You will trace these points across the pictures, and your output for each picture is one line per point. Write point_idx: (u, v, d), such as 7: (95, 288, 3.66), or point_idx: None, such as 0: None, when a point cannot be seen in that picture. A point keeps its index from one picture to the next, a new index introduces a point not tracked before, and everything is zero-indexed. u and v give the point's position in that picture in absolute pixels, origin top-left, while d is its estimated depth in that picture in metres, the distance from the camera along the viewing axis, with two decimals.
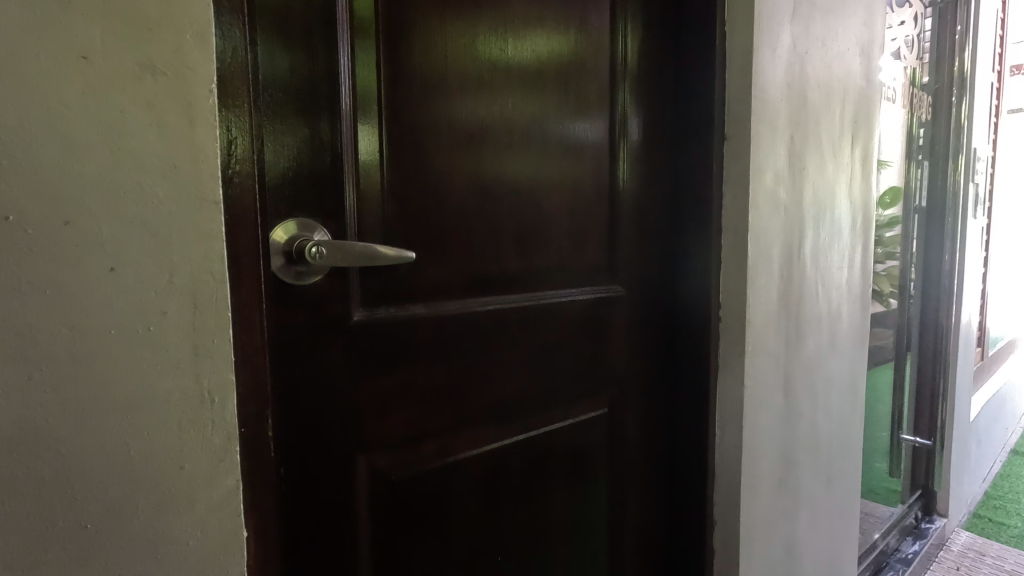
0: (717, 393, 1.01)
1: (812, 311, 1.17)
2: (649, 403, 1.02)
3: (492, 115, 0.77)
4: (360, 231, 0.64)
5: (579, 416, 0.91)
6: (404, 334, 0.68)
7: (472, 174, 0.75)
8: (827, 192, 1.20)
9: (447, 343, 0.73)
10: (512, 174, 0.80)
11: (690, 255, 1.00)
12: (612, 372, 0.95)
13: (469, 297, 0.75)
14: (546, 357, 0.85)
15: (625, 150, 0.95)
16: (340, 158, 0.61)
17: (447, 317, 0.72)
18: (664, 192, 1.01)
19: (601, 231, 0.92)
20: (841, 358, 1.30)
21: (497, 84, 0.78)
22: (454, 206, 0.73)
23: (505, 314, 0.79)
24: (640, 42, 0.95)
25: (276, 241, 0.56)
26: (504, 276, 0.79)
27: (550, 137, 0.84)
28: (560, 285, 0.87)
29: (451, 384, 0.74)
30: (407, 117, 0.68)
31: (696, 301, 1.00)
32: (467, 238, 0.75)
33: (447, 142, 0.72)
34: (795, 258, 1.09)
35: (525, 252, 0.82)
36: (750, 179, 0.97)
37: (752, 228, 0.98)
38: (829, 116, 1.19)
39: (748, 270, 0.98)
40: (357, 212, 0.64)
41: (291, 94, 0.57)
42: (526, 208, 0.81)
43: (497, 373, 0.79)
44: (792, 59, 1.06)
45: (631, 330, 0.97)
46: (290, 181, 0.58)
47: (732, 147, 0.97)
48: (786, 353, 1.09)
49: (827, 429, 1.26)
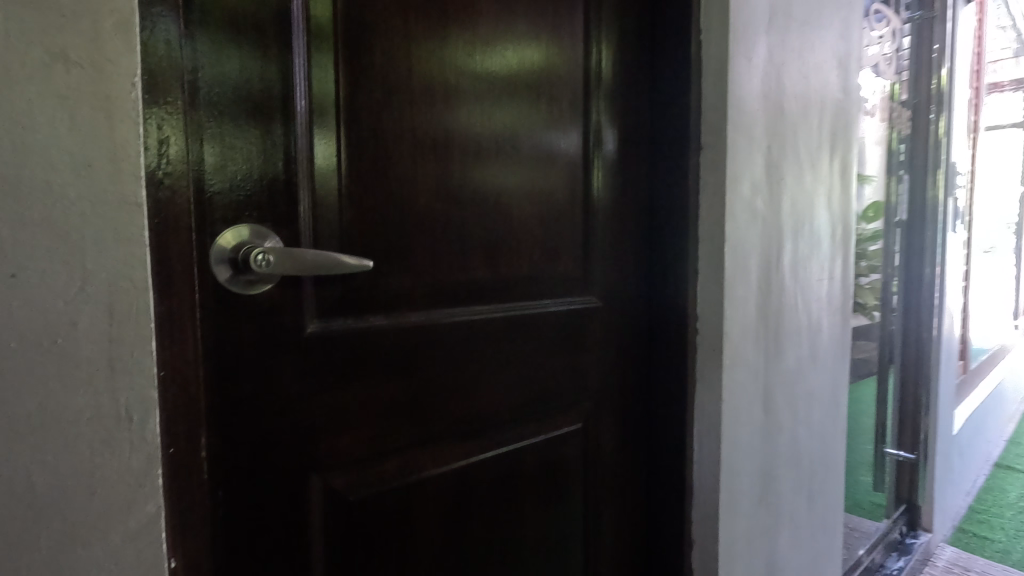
0: (695, 407, 0.98)
1: (792, 323, 1.15)
2: (626, 417, 0.99)
3: (459, 123, 0.75)
4: (316, 239, 0.61)
5: (552, 433, 0.88)
6: (362, 349, 0.65)
7: (437, 181, 0.73)
8: (805, 204, 1.19)
9: (411, 358, 0.70)
10: (480, 182, 0.77)
11: (667, 265, 0.98)
12: (586, 385, 0.92)
13: (434, 309, 0.73)
14: (517, 371, 0.83)
15: (599, 160, 0.93)
16: (294, 162, 0.59)
17: (409, 328, 0.70)
18: (640, 202, 0.99)
19: (574, 242, 0.90)
20: (822, 371, 1.29)
21: (466, 90, 0.76)
22: (418, 213, 0.70)
23: (472, 327, 0.77)
24: (615, 51, 0.94)
25: (223, 245, 0.53)
26: (471, 287, 0.77)
27: (521, 144, 0.82)
28: (531, 296, 0.84)
29: (414, 398, 0.71)
30: (368, 120, 0.65)
31: (672, 311, 0.98)
32: (431, 247, 0.72)
33: (411, 148, 0.70)
34: (774, 270, 1.08)
35: (494, 263, 0.79)
36: (727, 189, 0.96)
37: (727, 239, 0.96)
38: (807, 128, 1.19)
39: (724, 282, 0.96)
40: (313, 218, 0.61)
41: (242, 97, 0.55)
42: (494, 218, 0.79)
43: (465, 387, 0.76)
44: (769, 69, 1.05)
45: (606, 344, 0.95)
46: (236, 186, 0.55)
47: (709, 156, 0.96)
48: (766, 366, 1.06)
49: (809, 442, 1.24)
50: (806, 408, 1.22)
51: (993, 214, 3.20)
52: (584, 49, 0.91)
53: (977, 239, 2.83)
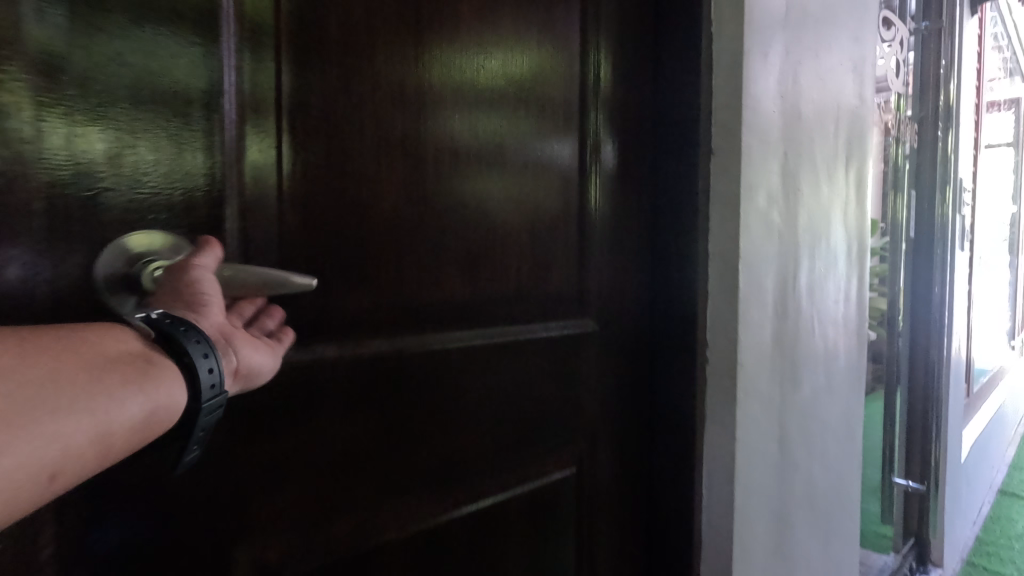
0: (705, 445, 0.86)
1: (808, 350, 1.03)
2: (625, 459, 0.86)
3: (433, 114, 0.64)
4: (246, 253, 0.49)
5: (539, 482, 0.75)
6: (302, 390, 0.53)
7: (405, 185, 0.61)
8: (821, 218, 1.08)
9: (367, 398, 0.58)
10: (456, 187, 0.66)
11: (673, 285, 0.87)
12: (580, 421, 0.80)
13: (399, 339, 0.60)
14: (498, 410, 0.70)
15: (597, 168, 0.82)
16: (218, 156, 0.47)
17: (367, 360, 0.57)
18: (642, 214, 0.88)
19: (566, 258, 0.78)
20: (837, 400, 1.17)
21: (441, 79, 0.64)
22: (381, 220, 0.58)
23: (444, 359, 0.64)
24: (614, 44, 0.84)
25: (130, 253, 0.42)
26: (446, 309, 0.65)
27: (506, 142, 0.71)
28: (517, 322, 0.72)
29: (374, 445, 0.59)
30: (320, 105, 0.53)
31: (678, 337, 0.86)
32: (397, 263, 0.60)
33: (373, 141, 0.58)
34: (790, 290, 0.96)
35: (474, 280, 0.67)
36: (743, 199, 0.84)
37: (742, 256, 0.84)
38: (823, 135, 1.08)
39: (739, 304, 0.84)
40: (243, 225, 0.49)
41: (149, 72, 0.43)
42: (473, 231, 0.67)
43: (437, 428, 0.64)
44: (785, 68, 0.95)
45: (603, 376, 0.83)
46: (138, 184, 0.43)
47: (721, 162, 0.85)
48: (782, 398, 0.95)
49: (825, 481, 1.12)
50: (822, 442, 1.10)
51: (992, 233, 3.14)
52: (580, 42, 0.80)
53: (977, 256, 2.76)
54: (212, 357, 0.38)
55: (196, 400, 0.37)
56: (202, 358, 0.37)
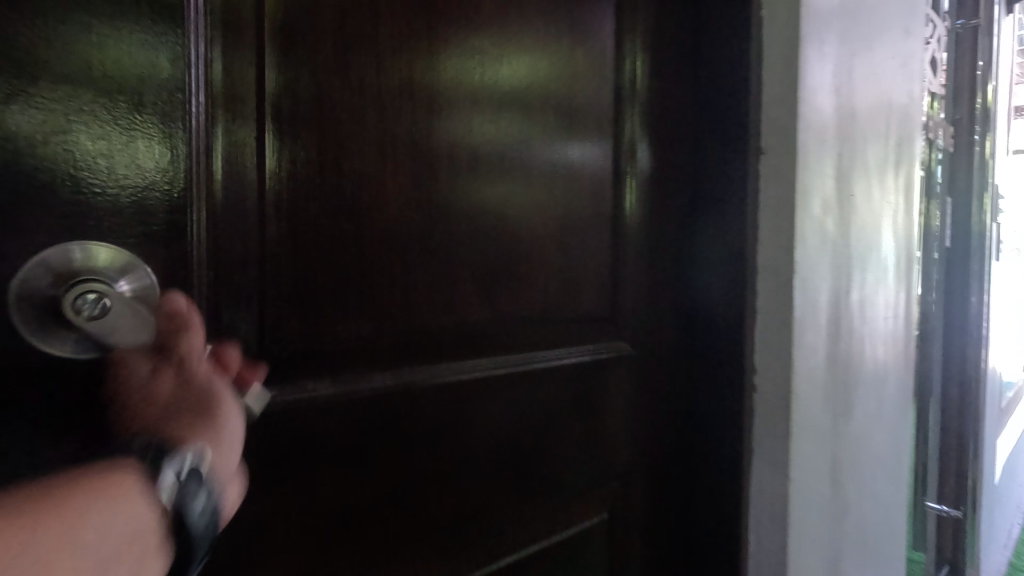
0: (753, 483, 0.75)
1: (860, 375, 0.93)
2: (655, 494, 0.78)
3: (448, 102, 0.54)
4: (217, 275, 0.39)
5: (558, 531, 0.67)
6: (286, 441, 0.43)
7: (415, 191, 0.51)
8: (872, 227, 0.98)
9: (366, 447, 0.48)
10: (474, 194, 0.56)
11: (716, 304, 0.77)
12: (609, 455, 0.72)
13: (404, 375, 0.51)
14: (517, 451, 0.61)
15: (630, 174, 0.74)
16: (182, 149, 0.37)
17: (366, 396, 0.48)
18: (679, 223, 0.79)
19: (598, 273, 0.69)
20: (886, 427, 1.06)
21: (457, 66, 0.55)
22: (385, 229, 0.49)
23: (456, 396, 0.55)
24: (647, 35, 0.75)
25: (73, 270, 0.32)
26: (460, 333, 0.55)
27: (531, 139, 0.62)
28: (539, 349, 0.63)
29: (375, 497, 0.49)
30: (311, 88, 0.44)
31: (720, 362, 0.76)
32: (403, 284, 0.50)
33: (376, 133, 0.48)
34: (843, 308, 0.86)
35: (493, 299, 0.58)
36: (797, 206, 0.74)
37: (797, 271, 0.74)
38: (874, 136, 0.98)
39: (794, 325, 0.74)
40: (215, 234, 0.39)
41: (88, 35, 0.32)
42: (492, 245, 0.58)
43: (448, 473, 0.55)
44: (839, 59, 0.84)
45: (631, 405, 0.74)
46: (68, 182, 0.32)
47: (772, 164, 0.75)
48: (834, 430, 0.84)
49: (875, 518, 1.01)
50: (872, 475, 0.99)
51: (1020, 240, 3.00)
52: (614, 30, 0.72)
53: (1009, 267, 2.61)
54: (210, 493, 0.31)
55: (188, 538, 0.30)
56: (197, 488, 0.30)
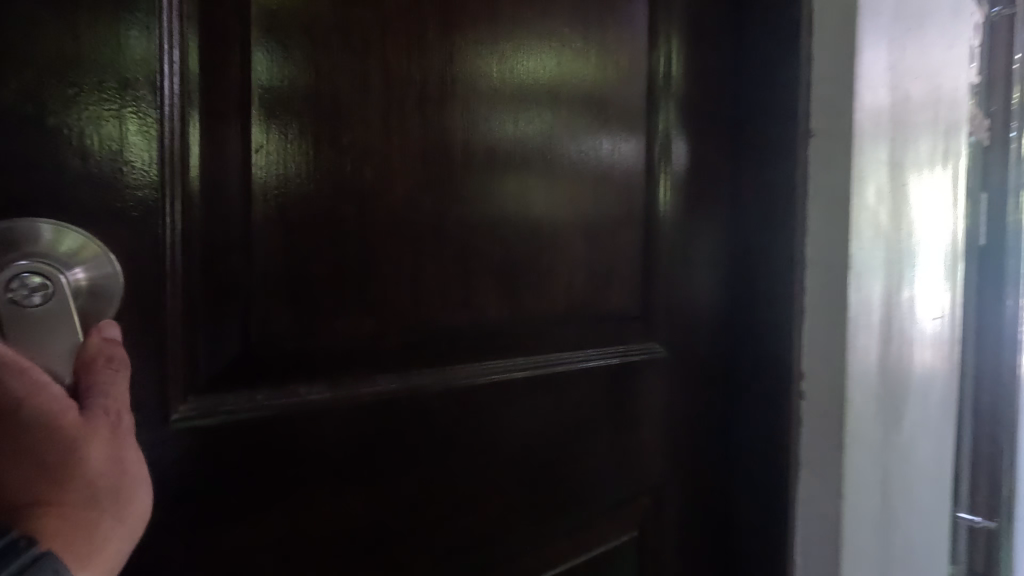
0: (798, 499, 0.69)
1: (909, 380, 0.85)
2: (690, 513, 0.72)
3: (466, 72, 0.48)
4: (193, 273, 0.34)
5: (586, 557, 0.60)
6: (273, 466, 0.38)
7: (427, 177, 0.45)
8: (920, 219, 0.90)
9: (368, 471, 0.42)
10: (491, 181, 0.49)
11: (757, 305, 0.72)
12: (643, 469, 0.65)
13: (416, 389, 0.45)
14: (540, 469, 0.55)
15: (666, 159, 0.67)
16: (156, 128, 0.31)
17: (368, 407, 0.42)
18: (722, 218, 0.73)
19: (631, 273, 0.63)
20: (935, 435, 0.98)
21: (473, 35, 0.48)
22: (394, 215, 0.43)
23: (471, 409, 0.49)
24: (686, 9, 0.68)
25: (21, 246, 0.27)
26: (478, 334, 0.49)
27: (559, 117, 0.56)
28: (563, 357, 0.56)
29: (382, 522, 0.44)
30: (303, 49, 0.37)
31: (763, 368, 0.71)
32: (413, 284, 0.44)
33: (382, 104, 0.42)
34: (895, 307, 0.79)
35: (515, 296, 0.52)
36: (856, 195, 0.66)
37: (854, 266, 0.67)
38: (925, 121, 0.90)
39: (850, 327, 0.66)
40: (193, 223, 0.33)
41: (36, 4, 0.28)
42: (512, 241, 0.51)
43: (465, 492, 0.49)
44: (893, 34, 0.77)
45: (663, 417, 0.67)
46: (6, 149, 0.27)
47: (826, 148, 0.67)
48: (885, 440, 0.77)
49: (922, 533, 0.94)
50: (920, 487, 0.92)
51: None
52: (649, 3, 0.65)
53: None
54: None
55: None
56: None
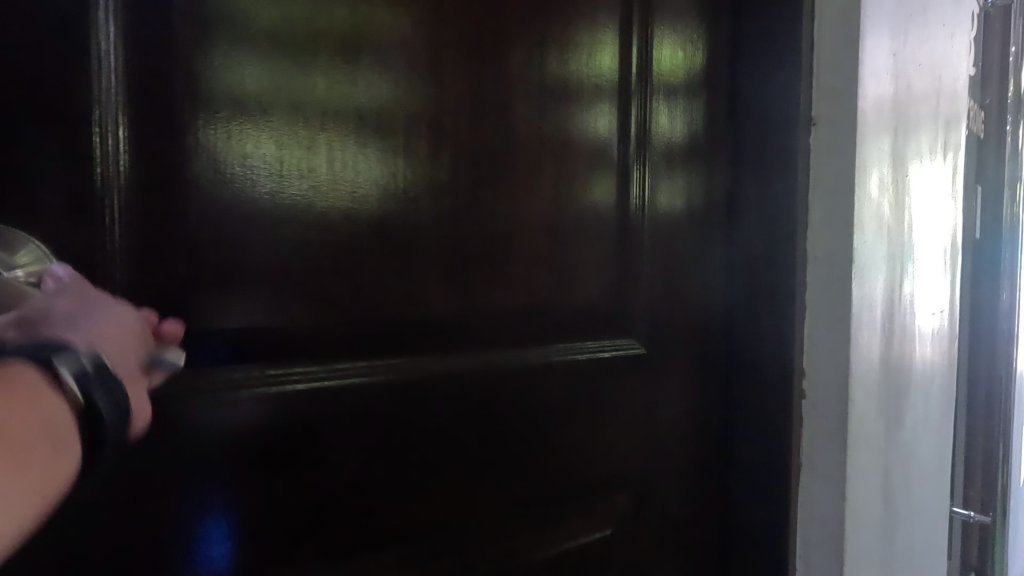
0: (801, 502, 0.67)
1: (911, 378, 0.83)
2: (675, 510, 0.72)
3: (420, 80, 0.51)
4: (129, 254, 0.40)
5: (555, 543, 0.63)
6: (215, 414, 0.44)
7: (359, 170, 0.49)
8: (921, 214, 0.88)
9: (299, 432, 0.48)
10: (429, 175, 0.52)
11: (762, 307, 0.69)
12: (618, 462, 0.67)
13: (359, 371, 0.50)
14: (499, 455, 0.58)
15: (646, 161, 0.67)
16: (93, 140, 0.39)
17: (313, 386, 0.48)
18: (714, 212, 0.71)
19: (601, 266, 0.64)
20: (940, 434, 0.96)
21: (433, 44, 0.52)
22: (337, 216, 0.48)
23: (419, 391, 0.53)
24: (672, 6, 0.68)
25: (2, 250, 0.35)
26: (427, 323, 0.53)
27: (522, 121, 0.58)
28: (514, 344, 0.58)
29: (331, 487, 0.50)
30: (245, 73, 0.43)
31: (760, 362, 0.69)
32: (347, 265, 0.49)
33: (325, 115, 0.47)
34: (897, 304, 0.76)
35: (468, 290, 0.55)
36: (855, 188, 0.64)
37: (855, 261, 0.64)
38: (926, 114, 0.88)
39: (849, 323, 0.65)
40: (135, 221, 0.40)
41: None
42: (454, 234, 0.54)
43: (416, 470, 0.54)
44: (896, 23, 0.74)
45: (638, 409, 0.68)
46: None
47: (826, 140, 0.65)
48: (887, 441, 0.75)
49: (925, 533, 0.92)
50: (923, 487, 0.90)
51: None
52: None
53: None
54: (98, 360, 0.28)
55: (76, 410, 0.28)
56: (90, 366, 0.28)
